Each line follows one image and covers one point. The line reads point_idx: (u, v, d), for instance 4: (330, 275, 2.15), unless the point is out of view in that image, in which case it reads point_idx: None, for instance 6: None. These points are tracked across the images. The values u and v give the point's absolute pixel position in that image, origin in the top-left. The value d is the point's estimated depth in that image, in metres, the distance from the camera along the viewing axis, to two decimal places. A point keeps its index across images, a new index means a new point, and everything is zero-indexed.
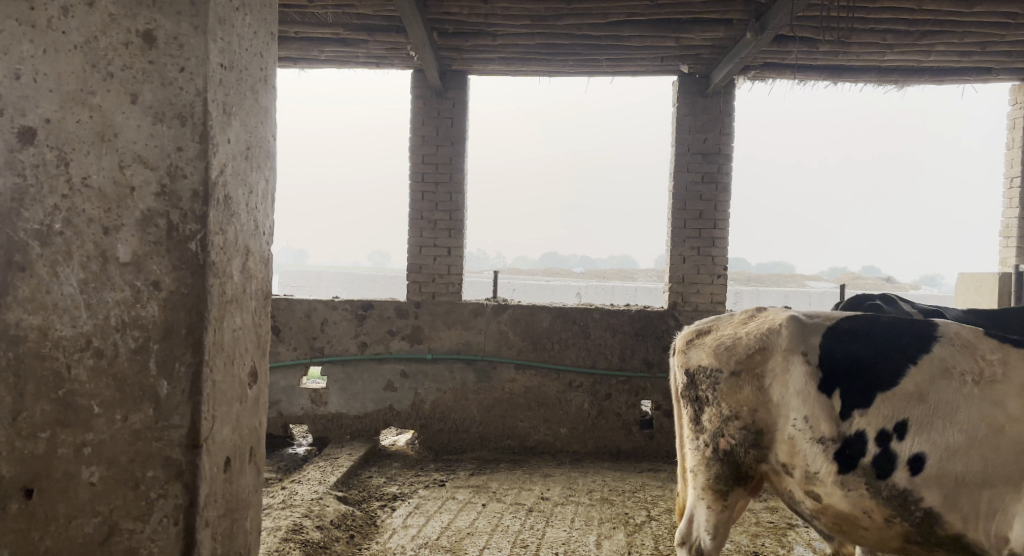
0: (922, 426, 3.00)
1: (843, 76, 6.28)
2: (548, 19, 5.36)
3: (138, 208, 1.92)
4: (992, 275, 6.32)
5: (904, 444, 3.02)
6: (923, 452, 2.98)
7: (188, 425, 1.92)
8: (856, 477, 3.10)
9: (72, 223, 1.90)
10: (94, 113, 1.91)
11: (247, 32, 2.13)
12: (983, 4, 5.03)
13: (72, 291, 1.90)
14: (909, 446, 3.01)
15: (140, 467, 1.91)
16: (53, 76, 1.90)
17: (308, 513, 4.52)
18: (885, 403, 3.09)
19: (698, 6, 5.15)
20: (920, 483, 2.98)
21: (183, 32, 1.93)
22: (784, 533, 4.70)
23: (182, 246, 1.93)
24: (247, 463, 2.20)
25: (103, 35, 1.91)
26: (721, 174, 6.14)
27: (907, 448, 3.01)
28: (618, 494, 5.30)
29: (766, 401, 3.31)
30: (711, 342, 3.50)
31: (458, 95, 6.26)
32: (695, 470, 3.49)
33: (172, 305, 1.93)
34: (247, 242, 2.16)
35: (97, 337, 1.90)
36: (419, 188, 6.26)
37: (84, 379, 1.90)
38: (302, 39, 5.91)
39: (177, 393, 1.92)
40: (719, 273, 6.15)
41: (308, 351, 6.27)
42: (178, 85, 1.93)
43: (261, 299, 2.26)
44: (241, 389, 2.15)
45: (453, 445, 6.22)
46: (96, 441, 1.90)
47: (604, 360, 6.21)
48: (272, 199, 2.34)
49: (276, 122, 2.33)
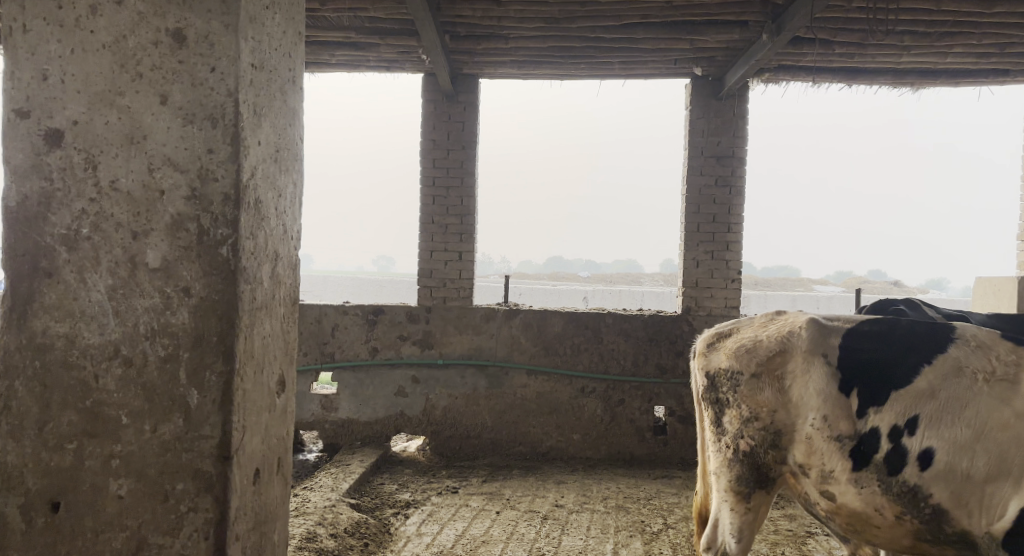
0: (932, 422, 2.95)
1: (858, 78, 6.20)
2: (561, 22, 5.31)
3: (167, 212, 1.86)
4: (1010, 278, 6.22)
5: (915, 440, 2.96)
6: (932, 447, 2.92)
7: (218, 436, 1.85)
8: (869, 474, 3.03)
9: (100, 227, 1.85)
10: (123, 115, 1.86)
11: (276, 31, 2.07)
12: (1001, 4, 4.95)
13: (101, 297, 1.84)
14: (919, 442, 2.95)
15: (169, 480, 1.84)
16: (80, 78, 1.85)
17: (322, 520, 4.46)
18: (899, 399, 3.02)
19: (713, 8, 5.08)
20: (929, 478, 2.92)
21: (213, 31, 1.87)
22: (803, 541, 4.61)
23: (213, 250, 1.87)
24: (274, 474, 2.13)
25: (131, 34, 1.86)
26: (734, 177, 6.07)
27: (917, 444, 2.95)
28: (633, 502, 5.22)
29: (786, 402, 3.21)
30: (731, 345, 3.39)
31: (469, 99, 6.20)
32: (717, 473, 3.40)
33: (202, 311, 1.86)
34: (276, 247, 2.10)
35: (125, 345, 1.84)
36: (430, 192, 6.21)
37: (112, 389, 1.84)
38: (314, 43, 5.87)
39: (207, 403, 1.85)
40: (733, 277, 6.07)
41: (319, 357, 6.21)
42: (208, 86, 1.87)
43: (289, 305, 2.20)
44: (270, 398, 2.08)
45: (465, 451, 6.15)
46: (124, 453, 1.84)
47: (617, 366, 6.14)
48: (300, 202, 2.28)
49: (304, 124, 2.27)
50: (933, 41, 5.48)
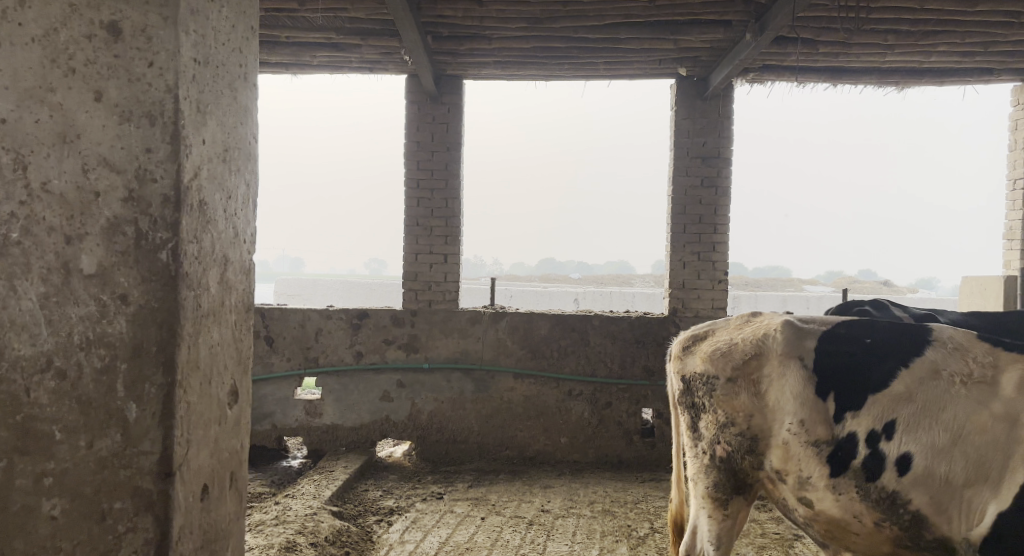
0: (910, 426, 2.87)
1: (844, 78, 6.13)
2: (543, 21, 5.23)
3: (103, 214, 1.77)
4: (997, 278, 6.17)
5: (892, 445, 2.88)
6: (910, 452, 2.84)
7: (159, 452, 1.77)
8: (847, 480, 2.95)
9: (31, 232, 1.74)
10: (55, 113, 1.76)
11: (224, 24, 1.98)
12: (984, 3, 4.90)
13: (32, 306, 1.74)
14: (897, 447, 2.87)
15: (106, 499, 1.75)
16: (8, 73, 1.74)
17: (302, 529, 4.35)
18: (876, 403, 2.95)
19: (696, 7, 5.00)
20: (908, 484, 2.84)
21: (151, 23, 1.79)
22: (791, 545, 4.52)
23: (152, 255, 1.78)
24: (227, 489, 2.04)
25: (63, 27, 1.76)
26: (720, 178, 6.00)
27: (895, 449, 2.87)
28: (620, 506, 5.13)
29: (762, 406, 3.13)
30: (706, 348, 3.31)
31: (452, 100, 6.11)
32: (694, 479, 3.30)
33: (141, 320, 1.78)
34: (225, 251, 2.00)
35: (58, 357, 1.74)
36: (414, 195, 6.11)
37: (45, 403, 1.73)
38: (296, 45, 5.78)
39: (147, 417, 1.77)
40: (719, 278, 6.00)
41: (303, 362, 6.09)
42: (146, 81, 1.78)
43: (242, 312, 2.11)
44: (220, 409, 1.98)
45: (451, 455, 6.05)
46: (58, 471, 1.74)
47: (604, 368, 6.05)
48: (254, 204, 2.18)
49: (257, 123, 2.17)
50: (917, 40, 5.42)
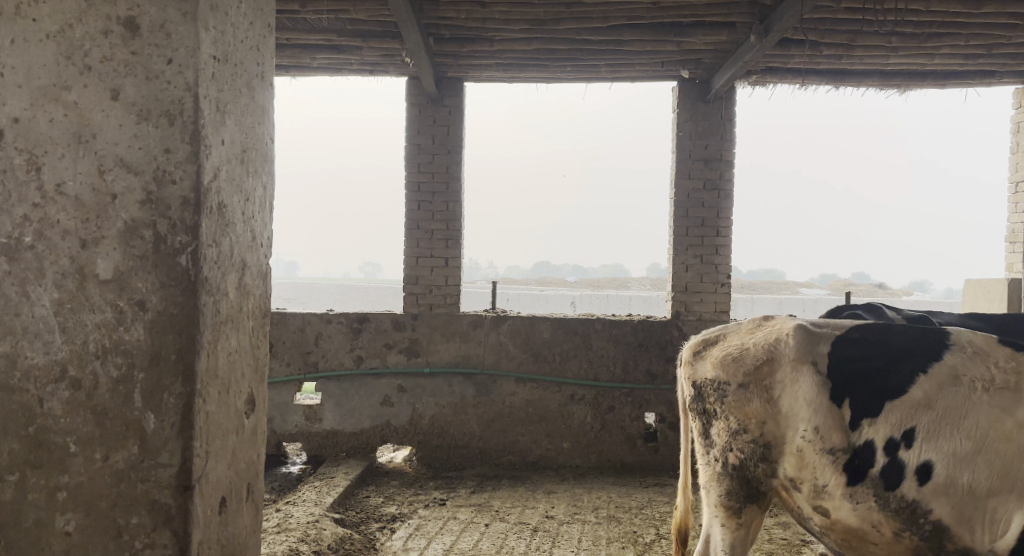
0: (930, 433, 2.81)
1: (847, 81, 6.09)
2: (547, 23, 5.17)
3: (120, 217, 1.70)
4: (1000, 281, 6.13)
5: (912, 452, 2.82)
6: (931, 460, 2.79)
7: (177, 465, 1.70)
8: (864, 489, 2.88)
9: (44, 235, 1.68)
10: (69, 111, 1.69)
11: (242, 21, 1.91)
12: (990, 4, 4.85)
13: (46, 312, 1.68)
14: (917, 455, 2.81)
15: (123, 513, 1.68)
16: (22, 71, 1.68)
17: (304, 537, 4.27)
18: (894, 410, 2.88)
19: (701, 9, 4.95)
20: (929, 493, 2.78)
21: (170, 19, 1.72)
22: (799, 551, 4.46)
23: (171, 259, 1.71)
24: (243, 502, 1.96)
25: (78, 23, 1.69)
26: (723, 181, 5.94)
27: (915, 457, 2.81)
28: (625, 512, 5.06)
29: (775, 413, 3.06)
30: (717, 353, 3.25)
31: (454, 102, 6.05)
32: (707, 487, 3.24)
33: (159, 327, 1.70)
34: (244, 255, 1.94)
35: (73, 366, 1.68)
36: (415, 198, 6.04)
37: (59, 413, 1.67)
38: (295, 47, 5.71)
39: (166, 428, 1.70)
40: (722, 281, 5.95)
41: (302, 367, 6.01)
42: (164, 79, 1.72)
43: (259, 318, 2.04)
44: (238, 419, 1.91)
45: (453, 460, 5.97)
46: (73, 485, 1.67)
47: (607, 372, 5.98)
48: (270, 207, 2.11)
49: (274, 123, 2.11)
50: (922, 42, 5.36)
